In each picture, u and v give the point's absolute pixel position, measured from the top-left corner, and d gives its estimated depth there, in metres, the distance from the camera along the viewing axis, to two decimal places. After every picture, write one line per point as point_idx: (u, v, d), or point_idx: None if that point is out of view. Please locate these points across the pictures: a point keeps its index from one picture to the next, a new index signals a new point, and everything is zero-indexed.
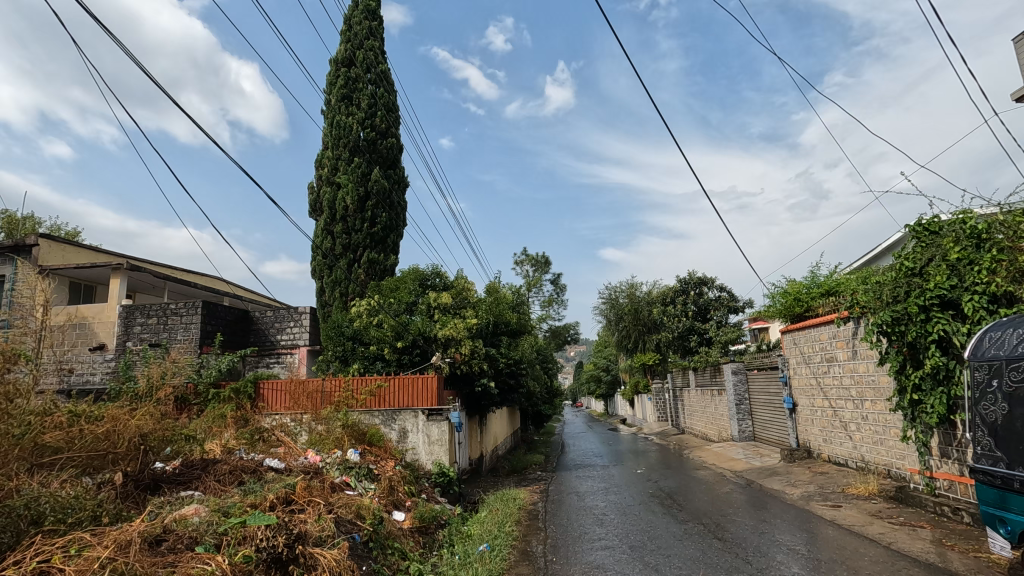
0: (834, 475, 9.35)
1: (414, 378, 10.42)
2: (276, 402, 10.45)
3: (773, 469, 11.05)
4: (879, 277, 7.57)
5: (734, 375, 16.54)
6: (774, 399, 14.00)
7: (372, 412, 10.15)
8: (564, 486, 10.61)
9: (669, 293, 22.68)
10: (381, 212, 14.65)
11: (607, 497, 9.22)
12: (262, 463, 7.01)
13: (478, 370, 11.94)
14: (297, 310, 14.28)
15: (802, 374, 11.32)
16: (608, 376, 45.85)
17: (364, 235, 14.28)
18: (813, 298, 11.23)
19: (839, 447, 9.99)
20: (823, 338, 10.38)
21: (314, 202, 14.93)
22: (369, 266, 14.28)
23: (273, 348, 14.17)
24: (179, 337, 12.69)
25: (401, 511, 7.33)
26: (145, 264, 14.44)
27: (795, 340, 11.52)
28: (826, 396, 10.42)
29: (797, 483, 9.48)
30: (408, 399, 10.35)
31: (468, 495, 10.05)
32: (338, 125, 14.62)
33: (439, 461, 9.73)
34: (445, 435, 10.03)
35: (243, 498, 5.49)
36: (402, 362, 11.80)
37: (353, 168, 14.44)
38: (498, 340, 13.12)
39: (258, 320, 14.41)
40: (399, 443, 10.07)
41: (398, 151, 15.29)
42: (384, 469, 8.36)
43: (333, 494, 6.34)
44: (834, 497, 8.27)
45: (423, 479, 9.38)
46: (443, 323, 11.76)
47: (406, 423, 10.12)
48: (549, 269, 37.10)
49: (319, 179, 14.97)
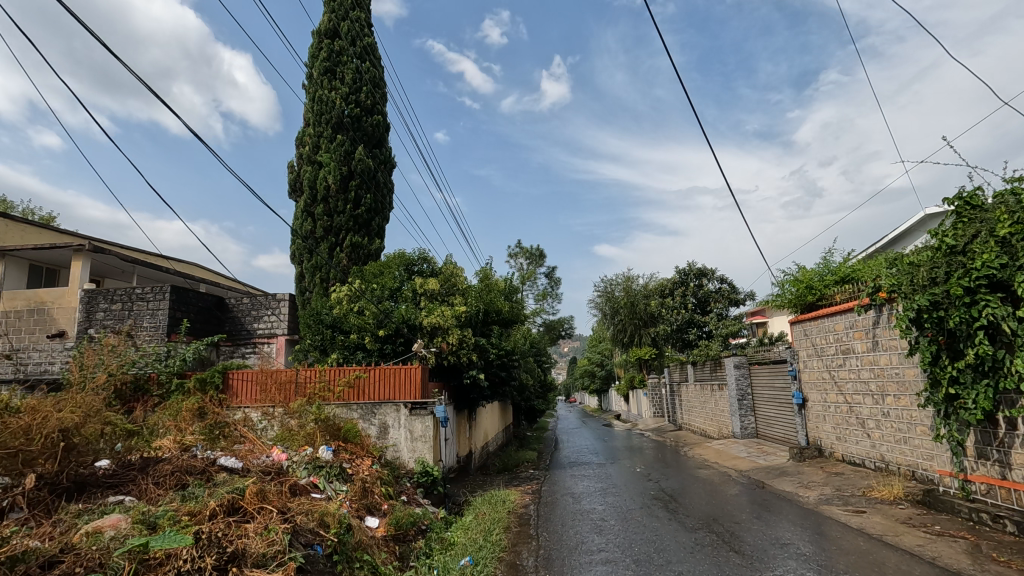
0: (851, 476, 8.61)
1: (396, 369, 9.57)
2: (246, 394, 9.54)
3: (781, 468, 10.32)
4: (912, 258, 6.80)
5: (737, 369, 15.76)
6: (779, 394, 13.28)
7: (350, 406, 9.31)
8: (558, 487, 9.80)
9: (667, 285, 21.88)
10: (365, 193, 13.76)
11: (605, 500, 8.40)
12: (217, 462, 6.17)
13: (466, 362, 11.11)
14: (275, 297, 13.52)
15: (814, 367, 10.57)
16: (602, 372, 45.15)
17: (347, 217, 13.42)
18: (827, 285, 10.47)
19: (855, 445, 9.26)
20: (839, 328, 9.63)
21: (294, 182, 14.01)
22: (352, 250, 13.41)
23: (248, 337, 13.35)
24: (145, 324, 11.82)
25: (375, 517, 6.51)
26: (111, 246, 13.50)
27: (806, 331, 10.76)
28: (841, 391, 9.67)
29: (811, 485, 8.74)
30: (389, 392, 9.50)
31: (454, 496, 9.26)
32: (320, 100, 13.70)
33: (423, 459, 8.93)
34: (430, 430, 9.21)
35: (180, 506, 4.66)
36: (384, 352, 10.92)
37: (336, 147, 13.54)
38: (489, 330, 12.28)
39: (233, 308, 13.56)
40: (379, 439, 9.24)
41: (385, 129, 14.38)
42: (359, 468, 7.52)
43: (294, 500, 5.50)
44: (855, 501, 7.52)
45: (403, 479, 8.62)
46: (430, 311, 10.95)
47: (386, 417, 9.29)
48: (544, 262, 36.26)
49: (300, 158, 14.05)
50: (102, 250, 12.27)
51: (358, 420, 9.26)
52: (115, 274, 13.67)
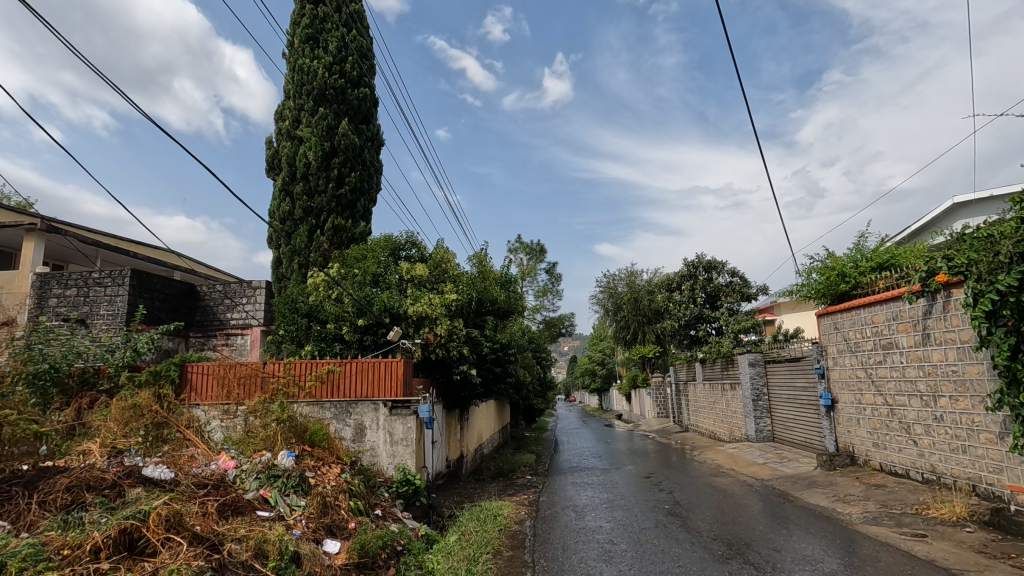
0: (897, 490, 7.46)
1: (376, 362, 8.40)
2: (207, 389, 8.39)
3: (809, 478, 9.18)
4: (994, 233, 5.63)
5: (751, 367, 14.57)
6: (801, 395, 12.14)
7: (322, 405, 8.15)
8: (558, 498, 8.63)
9: (675, 278, 20.62)
10: (349, 171, 12.59)
11: (612, 516, 7.23)
12: (140, 474, 5.02)
13: (457, 356, 9.97)
14: (250, 284, 12.45)
15: (846, 365, 9.42)
16: (603, 372, 44.05)
17: (328, 197, 12.25)
18: (863, 273, 9.30)
19: (896, 454, 8.13)
20: (879, 320, 8.48)
21: (272, 159, 12.83)
22: (334, 234, 12.24)
23: (220, 328, 12.24)
24: (102, 312, 10.68)
25: (337, 540, 5.37)
26: (69, 228, 12.33)
27: (838, 324, 9.59)
28: (880, 392, 8.53)
29: (850, 500, 7.57)
30: (367, 388, 8.35)
31: (439, 508, 8.16)
32: (301, 70, 12.52)
33: (404, 465, 7.81)
34: (412, 433, 8.07)
35: (57, 536, 3.53)
36: (364, 344, 9.73)
37: (318, 120, 12.39)
38: (483, 322, 11.11)
39: (206, 296, 12.47)
40: (354, 442, 8.11)
41: (372, 103, 13.18)
42: (324, 478, 6.34)
43: (225, 524, 4.35)
44: (911, 521, 6.35)
45: (380, 488, 7.50)
46: (416, 299, 9.82)
47: (363, 418, 8.15)
48: (544, 258, 35.07)
49: (279, 134, 12.87)
50: (57, 230, 11.13)
51: (331, 422, 8.11)
52: (78, 258, 12.56)
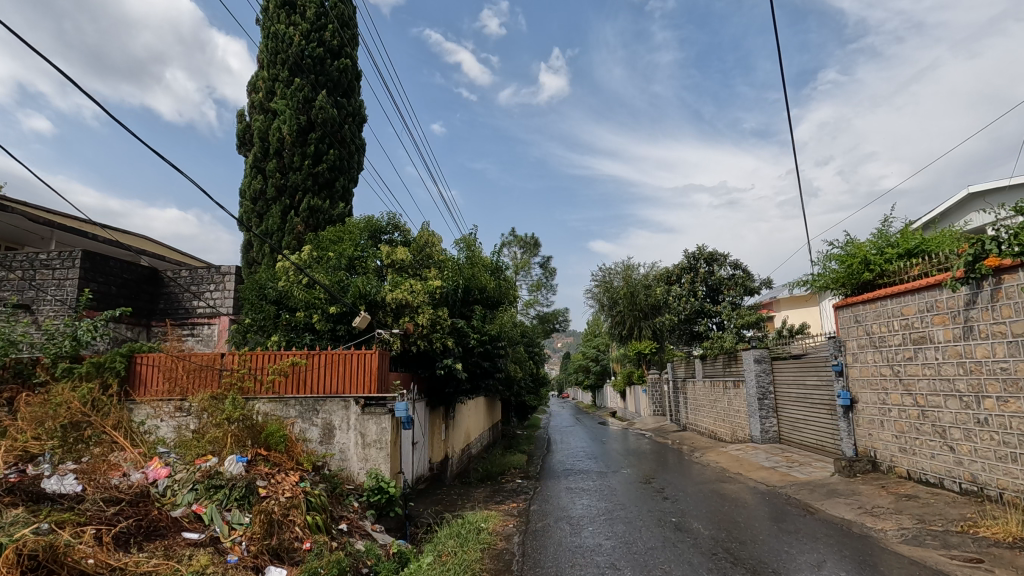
0: (932, 503, 6.61)
1: (347, 354, 7.44)
2: (158, 380, 7.38)
3: (826, 485, 8.34)
4: None
5: (757, 364, 13.71)
6: (812, 394, 11.30)
7: (285, 402, 7.20)
8: (551, 507, 7.72)
9: (674, 271, 19.71)
10: (327, 148, 11.58)
11: (612, 532, 6.32)
12: (35, 487, 4.08)
13: (440, 348, 9.01)
14: (219, 270, 11.59)
15: (868, 362, 8.58)
16: (596, 368, 43.40)
17: (304, 175, 11.26)
18: (890, 261, 8.43)
19: (927, 461, 7.32)
20: (910, 312, 7.66)
21: (243, 134, 11.76)
22: (309, 215, 11.25)
23: (185, 317, 11.26)
24: (49, 297, 9.67)
25: (285, 565, 4.46)
26: (18, 206, 11.24)
27: (860, 317, 8.76)
28: (908, 392, 7.69)
29: (881, 513, 6.70)
30: (337, 384, 7.41)
31: (417, 518, 7.27)
32: (276, 37, 11.48)
33: (376, 470, 6.88)
34: (386, 435, 7.14)
35: None
36: (337, 335, 8.73)
37: (293, 92, 11.36)
38: (470, 311, 10.09)
39: (170, 283, 11.51)
40: (321, 445, 7.18)
41: (354, 75, 12.15)
42: (277, 487, 5.40)
43: (126, 556, 3.44)
44: (958, 541, 5.49)
45: (348, 497, 6.59)
46: (395, 285, 8.90)
47: (332, 417, 7.21)
48: (538, 251, 34.20)
49: (251, 107, 11.83)
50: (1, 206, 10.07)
51: (295, 421, 7.16)
52: (30, 240, 11.49)
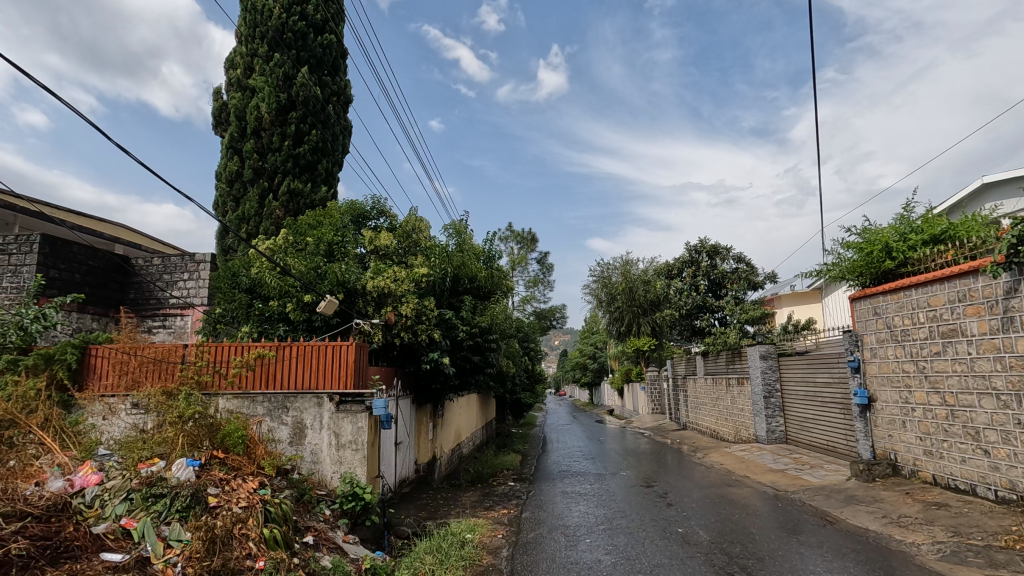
0: (966, 513, 5.97)
1: (320, 346, 6.74)
2: (110, 374, 6.64)
3: (843, 490, 7.69)
4: None
5: (763, 360, 13.03)
6: (823, 392, 10.65)
7: (252, 398, 6.54)
8: (544, 515, 7.05)
9: (675, 265, 19.03)
10: (309, 129, 10.86)
11: (612, 546, 5.66)
12: None
13: (426, 341, 8.32)
14: (193, 258, 10.90)
15: (889, 357, 7.93)
16: (593, 365, 42.81)
17: (283, 156, 10.57)
18: (914, 248, 7.77)
19: (957, 466, 6.68)
20: (937, 303, 7.02)
21: (219, 113, 11.04)
22: (289, 199, 10.55)
23: (156, 307, 10.60)
24: (5, 284, 8.95)
25: None
26: None
27: (879, 309, 8.12)
28: (935, 390, 7.04)
29: (908, 524, 6.05)
30: (309, 379, 6.72)
31: (397, 526, 6.59)
32: (254, 9, 10.75)
33: (351, 474, 6.20)
34: (363, 435, 6.46)
35: None
36: (313, 325, 8.02)
37: (273, 68, 10.62)
38: (460, 302, 9.38)
39: (140, 271, 10.84)
40: (291, 446, 6.49)
41: (339, 52, 11.43)
42: (231, 496, 4.73)
43: None
44: (1006, 559, 4.83)
45: (319, 505, 5.91)
46: (377, 273, 8.22)
47: (303, 415, 6.53)
48: (536, 246, 33.51)
49: (229, 85, 11.11)
50: None
51: (262, 420, 6.46)
52: None
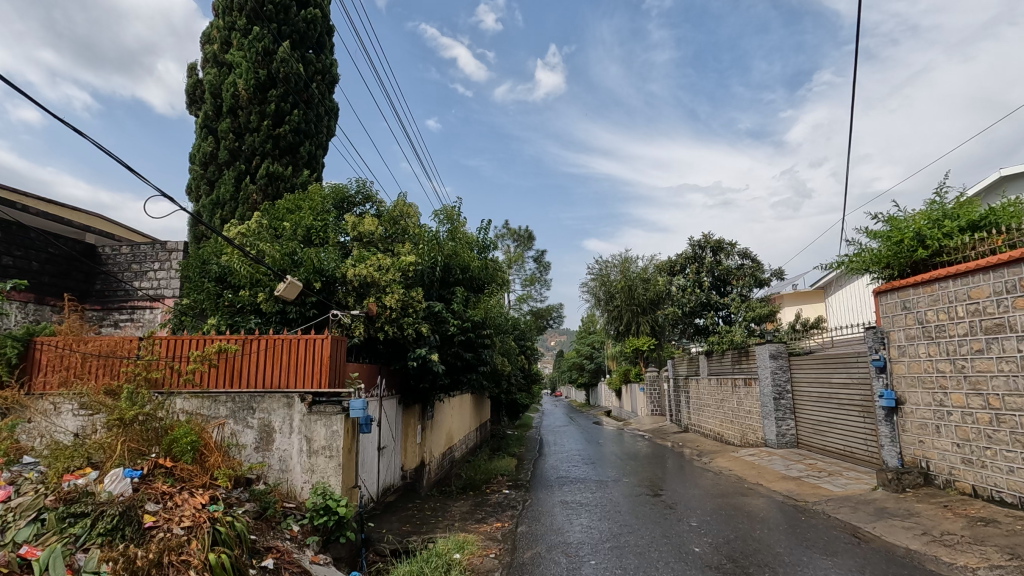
0: (1021, 531, 5.27)
1: (291, 340, 5.97)
2: (50, 370, 5.83)
3: (871, 501, 6.98)
4: None
5: (772, 360, 12.33)
6: (839, 393, 9.97)
7: (214, 399, 5.79)
8: (543, 529, 6.32)
9: (678, 261, 18.33)
10: (290, 108, 10.10)
11: (621, 569, 4.92)
12: None
13: (413, 336, 7.58)
14: (164, 246, 10.15)
15: (920, 356, 7.23)
16: (591, 365, 42.09)
17: (262, 137, 9.82)
18: (950, 234, 7.06)
19: (1005, 476, 5.96)
20: (979, 295, 6.33)
21: (194, 90, 10.27)
22: (268, 183, 9.80)
23: (123, 299, 9.83)
24: None
25: None
26: None
27: (909, 304, 7.42)
28: (977, 392, 6.35)
29: (954, 543, 5.35)
30: (278, 377, 5.96)
31: (376, 542, 5.84)
32: None
33: (323, 485, 5.45)
34: (338, 440, 5.71)
35: None
36: (287, 317, 7.26)
37: (251, 42, 9.80)
38: (451, 295, 8.62)
39: (108, 260, 10.10)
40: (257, 452, 5.73)
41: (324, 27, 10.66)
42: (172, 514, 4.01)
43: None
44: None
45: (286, 520, 5.16)
46: (359, 261, 7.50)
47: (271, 417, 5.78)
48: (532, 244, 32.80)
49: (204, 61, 10.31)
50: None
51: (224, 422, 5.72)
52: None
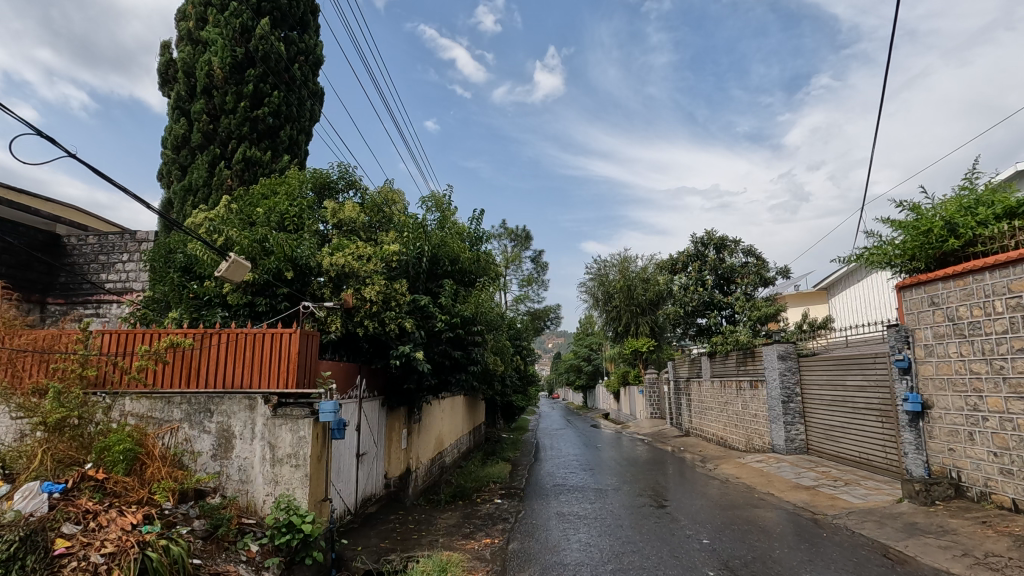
0: None
1: (253, 335, 5.33)
2: None
3: (899, 515, 6.34)
4: None
5: (781, 361, 11.69)
6: (854, 397, 9.34)
7: (166, 399, 5.13)
8: (537, 547, 5.66)
9: (680, 259, 17.69)
10: (270, 90, 9.45)
11: None
12: None
13: (395, 332, 6.92)
14: (134, 236, 9.48)
15: (951, 355, 6.61)
16: (590, 367, 41.40)
17: (239, 120, 9.19)
18: (985, 222, 6.44)
19: None
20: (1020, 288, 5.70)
21: (167, 70, 9.63)
22: (245, 169, 9.17)
23: (89, 292, 9.21)
24: None
25: None
26: None
27: (938, 299, 6.80)
28: (1018, 395, 5.72)
29: (1001, 566, 4.72)
30: (239, 375, 5.30)
31: (349, 563, 5.15)
32: None
33: (287, 498, 4.77)
34: (305, 447, 5.05)
35: None
36: (257, 310, 6.61)
37: (227, 18, 9.11)
38: (439, 288, 7.98)
39: (73, 251, 9.43)
40: (213, 460, 5.06)
41: (306, 5, 9.99)
42: (88, 538, 3.38)
43: None
44: None
45: (243, 539, 4.48)
46: (337, 249, 6.86)
47: (230, 421, 5.11)
48: (530, 244, 32.13)
49: (178, 39, 9.65)
50: None
51: (177, 427, 5.06)
52: None
